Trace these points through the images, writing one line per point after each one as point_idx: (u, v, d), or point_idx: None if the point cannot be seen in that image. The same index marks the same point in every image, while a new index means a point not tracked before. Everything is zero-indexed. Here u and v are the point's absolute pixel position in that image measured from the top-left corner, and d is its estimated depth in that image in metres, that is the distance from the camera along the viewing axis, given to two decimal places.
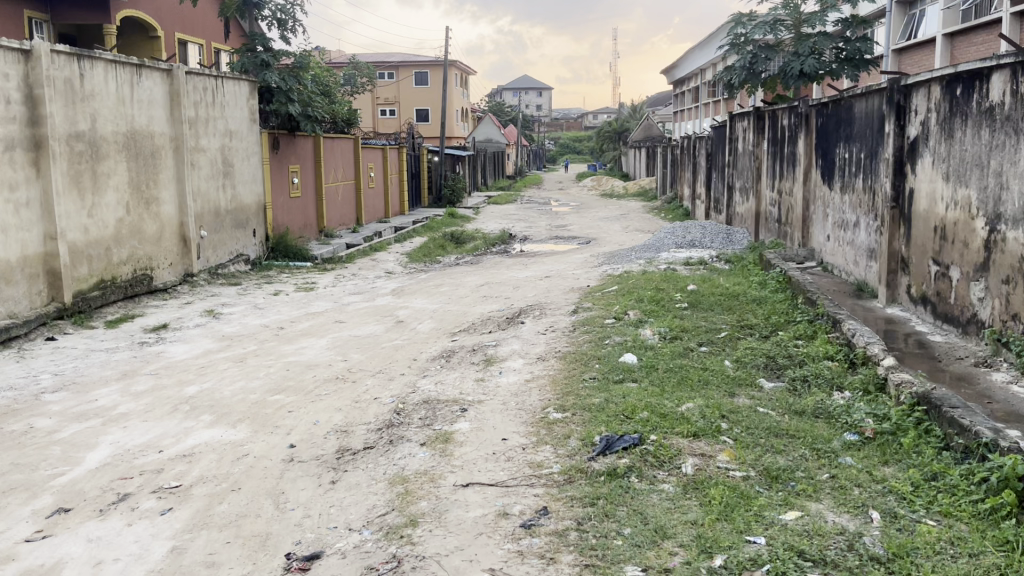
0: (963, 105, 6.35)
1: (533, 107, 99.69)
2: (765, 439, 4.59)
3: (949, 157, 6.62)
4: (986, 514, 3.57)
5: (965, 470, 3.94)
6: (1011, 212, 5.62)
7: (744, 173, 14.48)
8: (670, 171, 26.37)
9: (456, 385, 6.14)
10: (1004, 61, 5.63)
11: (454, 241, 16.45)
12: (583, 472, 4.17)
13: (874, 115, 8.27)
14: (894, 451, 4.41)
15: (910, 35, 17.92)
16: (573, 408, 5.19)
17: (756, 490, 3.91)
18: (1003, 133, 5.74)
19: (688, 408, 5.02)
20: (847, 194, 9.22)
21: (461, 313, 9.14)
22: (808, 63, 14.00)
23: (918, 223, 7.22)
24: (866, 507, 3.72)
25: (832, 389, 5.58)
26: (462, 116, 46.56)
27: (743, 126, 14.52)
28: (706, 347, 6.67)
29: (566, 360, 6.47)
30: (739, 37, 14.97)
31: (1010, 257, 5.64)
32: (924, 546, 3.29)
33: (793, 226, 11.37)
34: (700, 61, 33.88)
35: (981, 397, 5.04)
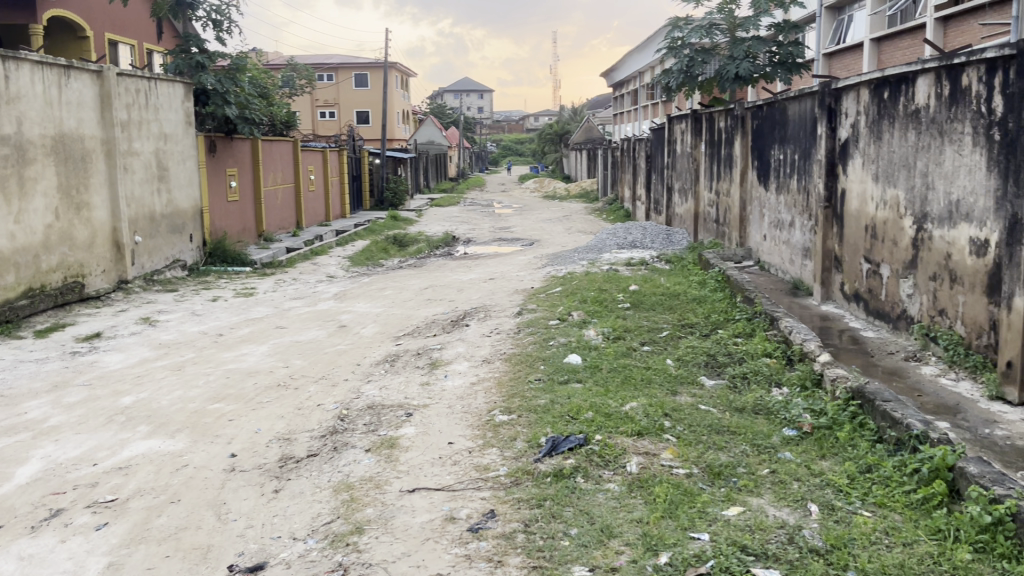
0: (891, 107, 6.56)
1: (475, 109, 99.73)
2: (707, 436, 4.67)
3: (878, 158, 6.82)
4: (919, 503, 3.70)
5: (898, 462, 4.07)
6: (937, 211, 5.83)
7: (683, 174, 14.69)
8: (611, 172, 26.65)
9: (401, 389, 6.08)
10: (929, 65, 5.81)
11: (397, 244, 16.34)
12: (529, 473, 4.19)
13: (807, 118, 8.48)
14: (831, 444, 4.52)
15: (839, 40, 18.45)
16: (519, 410, 5.20)
17: (700, 487, 3.98)
18: (929, 135, 5.95)
19: (632, 407, 5.07)
20: (782, 195, 9.45)
21: (405, 316, 9.08)
22: (744, 66, 14.24)
23: (850, 222, 7.44)
24: (805, 501, 3.82)
25: (771, 386, 5.71)
26: (402, 118, 46.34)
27: (681, 128, 14.73)
28: (648, 346, 6.76)
29: (512, 362, 6.49)
30: (676, 41, 15.16)
31: (937, 255, 5.85)
32: (860, 537, 3.39)
33: (730, 226, 11.62)
34: (639, 64, 34.40)
35: (912, 390, 5.22)
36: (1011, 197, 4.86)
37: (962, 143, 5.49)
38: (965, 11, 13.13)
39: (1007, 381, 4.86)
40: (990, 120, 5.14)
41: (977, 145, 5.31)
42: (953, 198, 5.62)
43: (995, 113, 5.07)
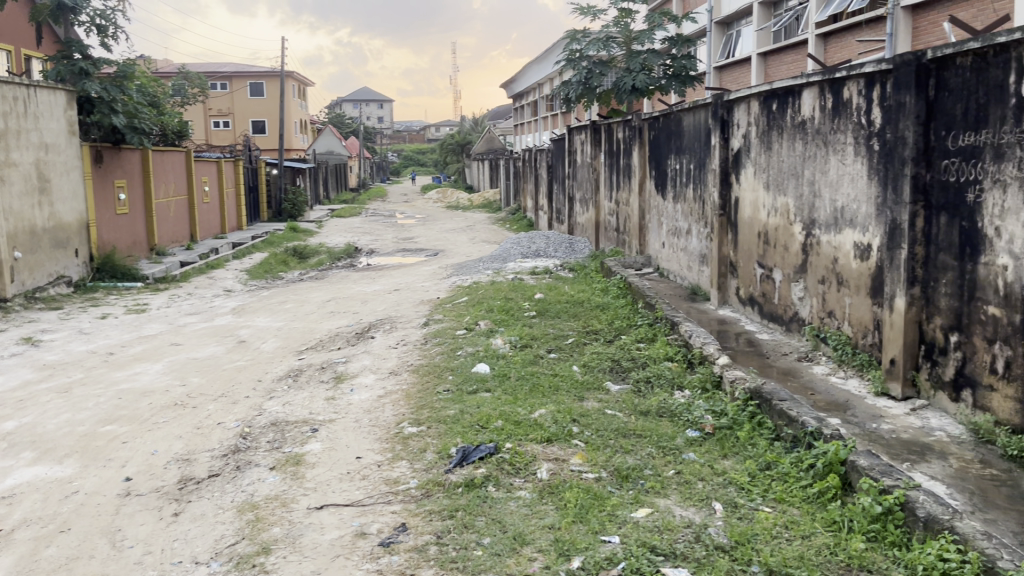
0: (779, 119, 6.85)
1: (374, 119, 98.80)
2: (614, 440, 4.75)
3: (768, 167, 7.12)
4: (815, 497, 3.87)
5: (795, 459, 4.25)
6: (824, 217, 6.13)
7: (584, 184, 14.94)
8: (513, 183, 26.87)
9: (305, 405, 5.94)
10: (813, 79, 6.11)
11: (297, 257, 16.00)
12: (440, 485, 4.16)
13: (701, 129, 8.76)
14: (732, 443, 4.68)
15: (728, 54, 19.14)
16: (428, 421, 5.17)
17: (609, 490, 4.05)
18: (815, 146, 6.25)
19: (541, 414, 5.12)
20: (679, 204, 9.73)
21: (308, 329, 8.90)
22: (640, 78, 14.63)
23: (744, 229, 7.73)
24: (709, 499, 3.93)
25: (673, 389, 5.86)
26: (301, 128, 45.57)
27: (580, 139, 14.99)
28: (555, 353, 6.84)
29: (420, 373, 6.44)
30: (575, 53, 15.42)
31: (824, 259, 6.15)
32: (763, 532, 3.51)
33: (630, 234, 11.89)
34: (538, 75, 34.85)
35: (805, 389, 5.46)
36: (891, 204, 5.15)
37: (845, 153, 5.79)
38: (842, 28, 13.89)
39: (891, 377, 5.15)
40: (870, 131, 5.44)
41: (859, 154, 5.60)
42: (838, 205, 5.91)
43: (874, 124, 5.37)
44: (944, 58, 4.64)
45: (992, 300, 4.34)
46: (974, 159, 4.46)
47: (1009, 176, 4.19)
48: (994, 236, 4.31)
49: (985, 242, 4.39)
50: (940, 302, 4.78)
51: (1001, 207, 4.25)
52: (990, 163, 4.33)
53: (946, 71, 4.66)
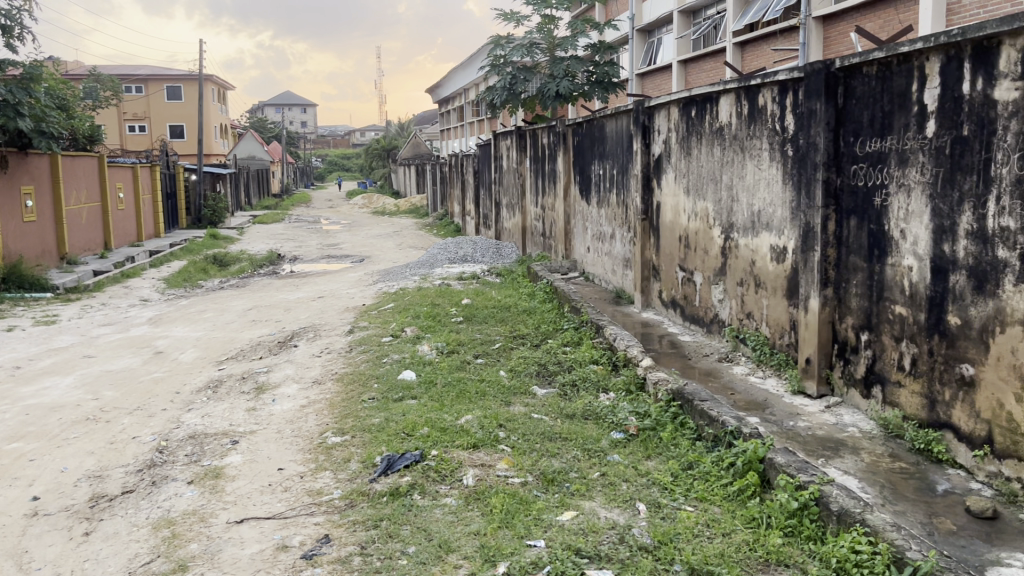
0: (698, 125, 7.01)
1: (298, 124, 97.23)
2: (540, 444, 4.77)
3: (688, 172, 7.27)
4: (735, 494, 3.96)
5: (716, 458, 4.34)
6: (741, 221, 6.29)
7: (510, 190, 14.99)
8: (440, 188, 26.77)
9: (225, 417, 5.79)
10: (730, 86, 6.26)
11: (218, 264, 15.60)
12: (364, 495, 4.10)
13: (623, 135, 8.89)
14: (655, 444, 4.74)
15: (650, 61, 19.43)
16: (352, 430, 5.09)
17: (535, 495, 4.05)
18: (732, 151, 6.40)
19: (467, 420, 5.10)
20: (603, 209, 9.84)
21: (228, 339, 8.68)
22: (564, 84, 14.77)
23: (665, 233, 7.88)
24: (633, 500, 3.98)
25: (599, 391, 5.92)
26: (221, 133, 44.48)
27: (506, 144, 15.04)
28: (481, 358, 6.82)
29: (344, 381, 6.34)
30: (499, 59, 15.44)
31: (742, 262, 6.31)
32: (685, 531, 3.57)
33: (556, 239, 11.98)
34: (463, 80, 34.83)
35: (725, 389, 5.58)
36: (804, 208, 5.31)
37: (761, 158, 5.95)
38: (758, 37, 14.30)
39: (806, 376, 5.31)
40: (784, 137, 5.60)
41: (773, 160, 5.77)
42: (755, 209, 6.07)
43: (788, 131, 5.54)
44: (852, 66, 4.82)
45: (899, 300, 4.51)
46: (880, 164, 4.64)
47: (913, 180, 4.37)
48: (899, 238, 4.49)
49: (891, 244, 4.56)
50: (851, 303, 4.95)
51: (906, 210, 4.43)
52: (896, 168, 4.51)
53: (853, 79, 4.83)
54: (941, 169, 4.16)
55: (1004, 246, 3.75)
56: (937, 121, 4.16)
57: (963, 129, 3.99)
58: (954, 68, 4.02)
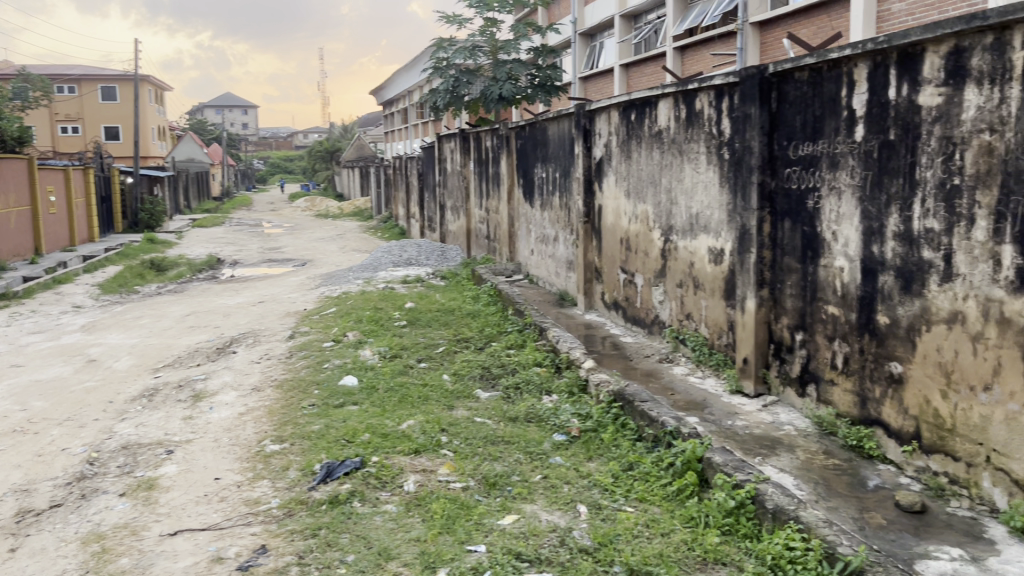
0: (637, 128, 7.08)
1: (239, 125, 95.57)
2: (482, 448, 4.75)
3: (628, 175, 7.34)
4: (674, 494, 4.00)
5: (656, 458, 4.39)
6: (680, 224, 6.37)
7: (454, 192, 14.95)
8: (384, 191, 26.57)
9: (160, 426, 5.64)
10: (668, 90, 6.34)
11: (155, 269, 15.23)
12: (303, 503, 4.04)
13: (565, 138, 8.94)
14: (597, 446, 4.77)
15: (592, 65, 19.55)
16: (291, 438, 5.01)
17: (476, 499, 4.04)
18: (671, 154, 6.49)
19: (409, 425, 5.06)
20: (546, 212, 9.88)
21: (165, 346, 8.47)
22: (506, 87, 14.82)
23: (607, 235, 7.94)
24: (574, 502, 3.99)
25: (542, 394, 5.92)
26: (158, 134, 43.47)
27: (450, 147, 14.99)
28: (425, 362, 6.79)
29: (284, 388, 6.24)
30: (441, 61, 15.40)
31: (681, 264, 6.39)
32: (624, 532, 3.59)
33: (500, 242, 11.99)
34: (407, 82, 34.60)
35: (666, 389, 5.64)
36: (740, 210, 5.41)
37: (698, 162, 6.04)
38: (697, 42, 14.53)
39: (743, 375, 5.40)
40: (720, 141, 5.70)
41: (710, 163, 5.86)
42: (693, 212, 6.16)
43: (724, 134, 5.63)
44: (784, 72, 4.93)
45: (831, 300, 4.62)
46: (812, 168, 4.75)
47: (843, 183, 4.48)
48: (831, 239, 4.59)
49: (824, 246, 4.67)
50: (786, 303, 5.06)
51: (837, 213, 4.53)
52: (827, 172, 4.61)
53: (786, 84, 4.94)
54: (869, 173, 4.27)
55: (929, 247, 3.87)
56: (865, 126, 4.27)
57: (889, 134, 4.11)
58: (881, 74, 4.14)
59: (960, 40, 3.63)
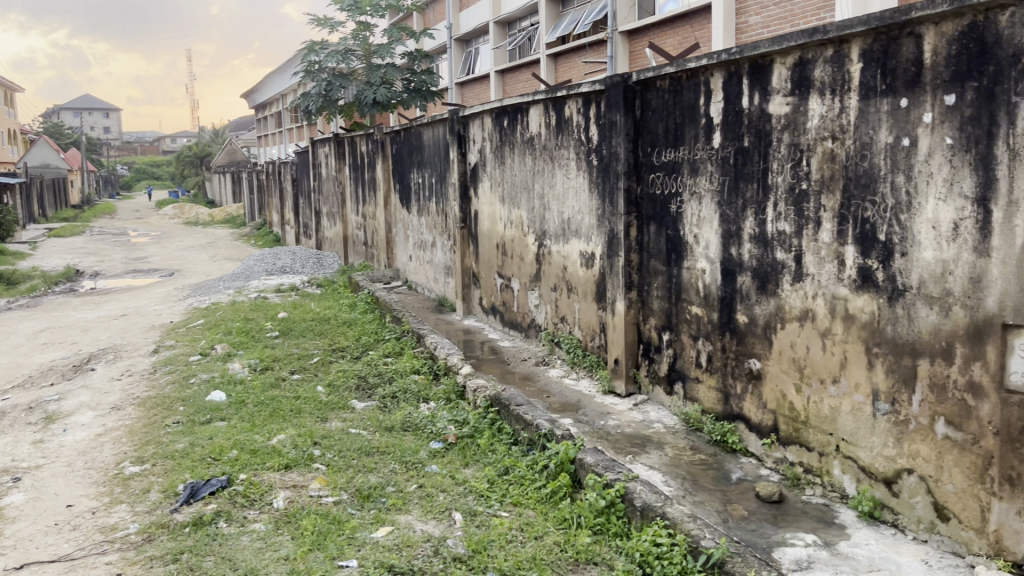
0: (510, 134, 7.14)
1: (100, 129, 90.61)
2: (356, 460, 4.66)
3: (503, 181, 7.39)
4: (548, 496, 4.04)
5: (530, 461, 4.42)
6: (553, 229, 6.46)
7: (329, 198, 14.67)
8: (257, 197, 25.76)
9: (5, 452, 5.24)
10: (537, 97, 6.42)
11: (4, 282, 14.19)
12: (164, 526, 3.85)
13: (440, 144, 8.92)
14: (473, 452, 4.76)
15: (468, 70, 19.60)
16: (152, 458, 4.77)
17: (349, 513, 3.95)
18: (542, 160, 6.57)
19: (280, 440, 4.91)
20: (423, 217, 9.83)
21: (14, 365, 7.89)
22: (381, 92, 14.66)
23: (483, 241, 7.97)
24: (449, 511, 3.97)
25: (418, 401, 5.86)
26: (8, 138, 40.65)
27: (324, 152, 14.67)
28: (298, 374, 6.60)
29: (146, 406, 5.93)
30: (313, 65, 14.99)
31: (554, 268, 6.49)
32: (498, 537, 3.60)
33: (378, 248, 11.85)
34: (279, 86, 33.65)
35: (541, 392, 5.70)
36: (608, 215, 5.53)
37: (568, 167, 6.15)
38: (569, 49, 14.81)
39: (615, 376, 5.53)
40: (589, 147, 5.82)
41: (580, 169, 5.98)
42: (564, 217, 6.26)
43: (592, 141, 5.75)
44: (647, 81, 5.08)
45: (694, 301, 4.79)
46: (674, 173, 4.91)
47: (703, 188, 4.65)
48: (693, 242, 4.77)
49: (687, 249, 4.84)
50: (653, 304, 5.22)
51: (698, 216, 4.71)
52: (688, 177, 4.78)
53: (649, 92, 5.09)
54: (726, 178, 4.45)
55: (781, 248, 4.06)
56: (721, 133, 4.45)
57: (743, 141, 4.29)
58: (735, 84, 4.32)
59: (804, 52, 3.83)
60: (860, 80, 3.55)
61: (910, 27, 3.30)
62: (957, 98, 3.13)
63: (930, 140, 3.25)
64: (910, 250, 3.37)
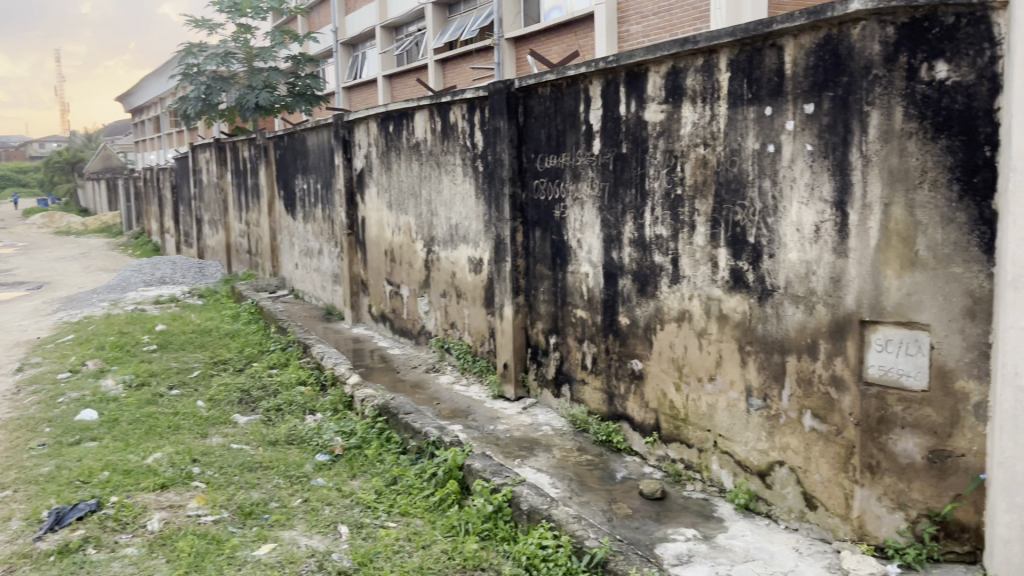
0: (395, 140, 7.08)
1: None
2: (238, 476, 4.51)
3: (390, 187, 7.31)
4: (437, 505, 4.02)
5: (419, 470, 4.38)
6: (440, 235, 6.45)
7: (211, 205, 14.17)
8: (134, 204, 24.61)
9: None
10: (422, 103, 6.39)
11: None
12: (27, 556, 3.61)
13: (325, 149, 8.76)
14: (360, 463, 4.68)
15: (355, 75, 19.34)
16: (14, 484, 4.47)
17: (229, 531, 3.81)
18: (429, 166, 6.54)
19: (156, 458, 4.69)
20: (308, 224, 9.63)
21: None
22: (263, 96, 14.39)
23: (371, 247, 7.87)
24: (335, 524, 3.89)
25: (305, 413, 5.72)
26: None
27: (205, 157, 14.16)
28: (177, 389, 6.33)
29: (8, 429, 5.56)
30: (191, 68, 14.36)
31: (443, 274, 6.48)
32: (385, 549, 3.55)
33: (262, 256, 11.53)
34: (156, 90, 32.24)
35: (431, 399, 5.67)
36: (494, 221, 5.56)
37: (454, 174, 6.15)
38: (457, 55, 14.82)
39: (504, 380, 5.56)
40: (474, 153, 5.84)
41: (466, 175, 5.99)
42: (452, 222, 6.26)
43: (478, 147, 5.78)
44: (528, 88, 5.13)
45: (579, 304, 4.87)
46: (558, 179, 4.98)
47: (585, 194, 4.74)
48: (576, 247, 4.84)
49: (570, 253, 4.91)
50: (540, 308, 5.27)
51: (581, 222, 4.79)
52: (570, 183, 4.86)
53: (531, 99, 5.16)
54: (606, 184, 4.55)
55: (659, 252, 4.18)
56: (601, 140, 4.55)
57: (622, 147, 4.40)
58: (613, 91, 4.42)
59: (676, 61, 3.96)
60: (728, 89, 3.70)
61: (772, 39, 3.46)
62: (815, 107, 3.30)
63: (793, 147, 3.41)
64: (777, 251, 3.52)
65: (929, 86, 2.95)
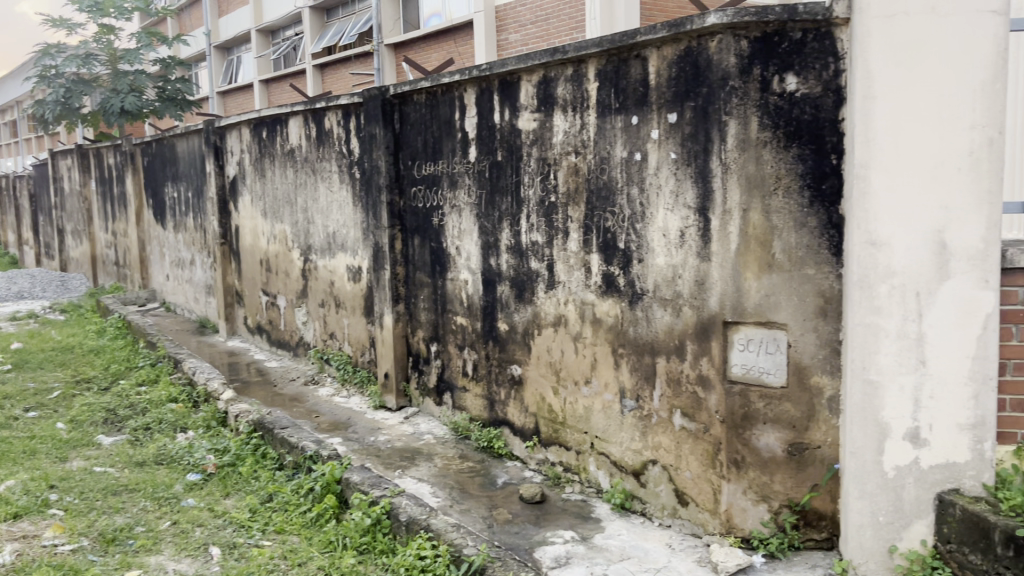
0: (269, 146, 6.89)
1: None
2: (100, 501, 4.27)
3: (264, 195, 7.11)
4: (314, 520, 3.92)
5: (295, 485, 4.27)
6: (318, 243, 6.32)
7: (74, 215, 13.40)
8: None
9: None
10: (296, 108, 6.25)
11: None
12: None
13: (195, 155, 8.44)
14: (234, 481, 4.52)
15: (231, 79, 18.74)
16: None
17: (89, 560, 3.59)
18: (305, 173, 6.40)
19: (8, 486, 4.38)
20: (179, 233, 9.24)
21: None
22: (128, 100, 13.62)
23: (246, 256, 7.63)
24: (206, 546, 3.74)
25: (175, 432, 5.47)
26: None
27: (66, 164, 13.39)
28: (34, 411, 5.94)
29: None
30: (48, 69, 13.60)
31: (321, 284, 6.35)
32: (258, 569, 3.43)
33: (131, 268, 10.99)
34: (11, 93, 30.21)
35: (310, 412, 5.54)
36: (372, 228, 5.49)
37: (331, 181, 6.04)
38: (336, 61, 14.58)
39: (386, 390, 5.49)
40: (351, 160, 5.76)
41: (343, 182, 5.89)
42: (329, 230, 6.14)
43: (354, 154, 5.69)
44: (404, 94, 5.10)
45: (459, 311, 4.87)
46: (435, 187, 4.97)
47: (462, 202, 4.74)
48: (455, 254, 4.84)
49: (449, 260, 4.91)
50: (420, 316, 5.24)
51: (458, 229, 4.79)
52: (447, 191, 4.86)
53: (407, 106, 5.12)
54: (482, 191, 4.57)
55: (535, 258, 4.23)
56: (476, 147, 4.57)
57: (497, 155, 4.43)
58: (487, 99, 4.44)
59: (547, 71, 4.02)
60: (597, 98, 3.78)
61: (636, 50, 3.56)
62: (678, 116, 3.42)
63: (658, 155, 3.52)
64: (645, 256, 3.62)
65: (780, 97, 3.10)
